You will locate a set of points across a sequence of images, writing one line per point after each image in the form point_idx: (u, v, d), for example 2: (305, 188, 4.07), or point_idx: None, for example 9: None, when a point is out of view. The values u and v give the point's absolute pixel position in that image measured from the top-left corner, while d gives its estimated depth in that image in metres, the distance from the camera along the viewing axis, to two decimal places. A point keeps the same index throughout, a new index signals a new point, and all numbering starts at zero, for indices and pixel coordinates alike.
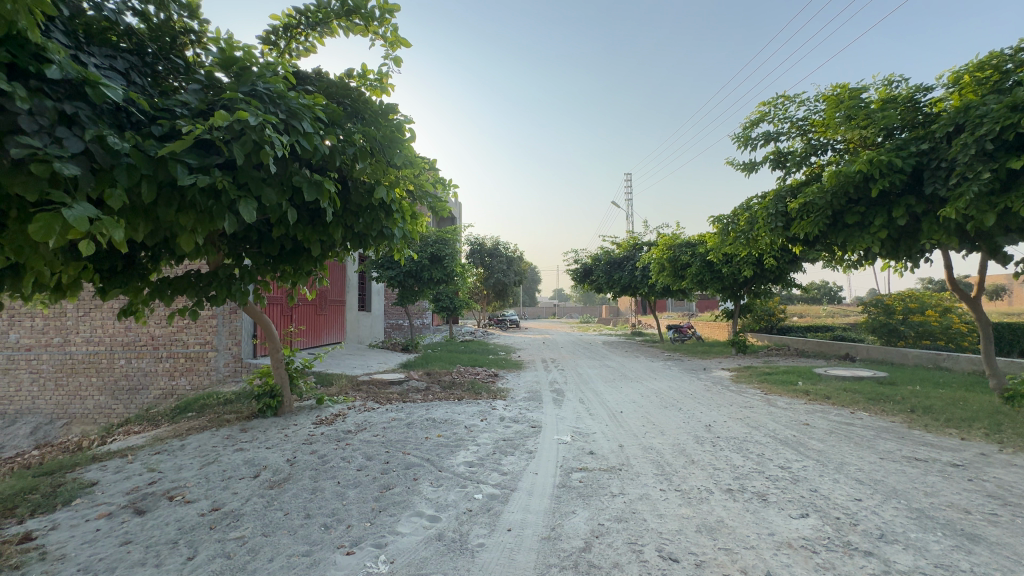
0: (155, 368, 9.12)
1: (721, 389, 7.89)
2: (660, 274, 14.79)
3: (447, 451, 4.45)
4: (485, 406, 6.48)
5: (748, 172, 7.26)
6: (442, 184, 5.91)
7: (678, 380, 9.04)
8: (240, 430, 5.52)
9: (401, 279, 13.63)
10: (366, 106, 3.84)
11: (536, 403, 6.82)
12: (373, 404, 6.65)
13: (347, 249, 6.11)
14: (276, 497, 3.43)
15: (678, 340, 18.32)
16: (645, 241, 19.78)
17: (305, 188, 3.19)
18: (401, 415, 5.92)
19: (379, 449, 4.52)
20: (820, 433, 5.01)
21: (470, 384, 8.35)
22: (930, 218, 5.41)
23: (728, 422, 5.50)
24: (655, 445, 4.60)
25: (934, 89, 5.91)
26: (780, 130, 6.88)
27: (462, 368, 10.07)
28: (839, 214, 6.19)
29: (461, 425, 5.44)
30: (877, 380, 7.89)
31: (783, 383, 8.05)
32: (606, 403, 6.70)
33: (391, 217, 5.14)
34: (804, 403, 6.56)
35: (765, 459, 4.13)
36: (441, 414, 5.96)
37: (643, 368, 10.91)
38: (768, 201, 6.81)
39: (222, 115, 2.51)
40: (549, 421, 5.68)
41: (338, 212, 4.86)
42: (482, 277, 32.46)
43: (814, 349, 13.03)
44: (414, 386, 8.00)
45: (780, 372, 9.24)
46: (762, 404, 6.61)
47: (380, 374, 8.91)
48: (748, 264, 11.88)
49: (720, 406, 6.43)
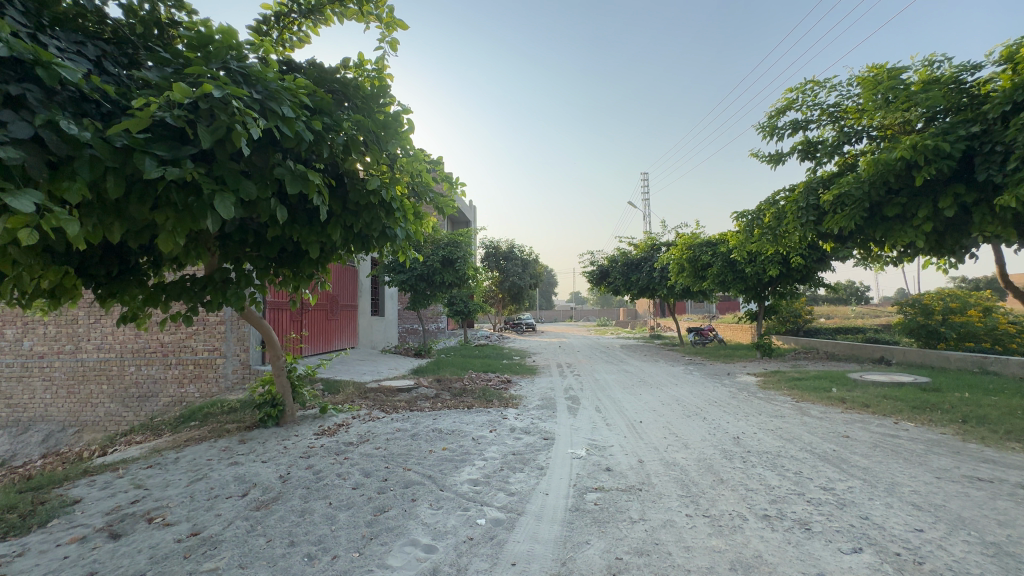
0: (164, 375, 9.03)
1: (748, 396, 7.40)
2: (680, 274, 14.28)
3: (451, 467, 4.12)
4: (495, 415, 6.15)
5: (774, 164, 6.79)
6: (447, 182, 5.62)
7: (701, 386, 8.56)
8: (238, 442, 5.28)
9: (413, 283, 13.40)
10: (357, 91, 3.52)
11: (549, 412, 6.45)
12: (379, 413, 6.37)
13: (349, 251, 5.85)
14: (261, 521, 3.14)
15: (699, 343, 17.73)
16: (664, 241, 19.20)
17: (288, 180, 2.90)
18: (406, 426, 5.62)
19: (379, 464, 4.21)
20: (863, 447, 4.53)
21: (481, 391, 8.02)
22: (982, 209, 4.90)
23: (758, 434, 5.05)
24: (678, 461, 4.18)
25: (982, 67, 5.39)
26: (810, 118, 6.40)
27: (475, 374, 9.76)
28: (877, 206, 5.69)
29: (468, 437, 5.11)
30: (919, 387, 7.30)
31: (815, 389, 7.52)
32: (624, 412, 6.29)
33: (392, 216, 4.86)
34: (840, 412, 6.05)
35: (804, 479, 3.69)
36: (448, 424, 5.64)
37: (663, 374, 10.43)
38: (797, 194, 6.33)
39: (184, 90, 2.22)
40: (563, 432, 5.31)
41: (336, 212, 4.59)
42: (497, 280, 32.20)
43: (845, 353, 12.36)
44: (423, 393, 7.71)
45: (811, 378, 8.70)
46: (794, 413, 6.12)
47: (389, 381, 8.64)
48: (773, 263, 11.30)
49: (748, 415, 5.96)
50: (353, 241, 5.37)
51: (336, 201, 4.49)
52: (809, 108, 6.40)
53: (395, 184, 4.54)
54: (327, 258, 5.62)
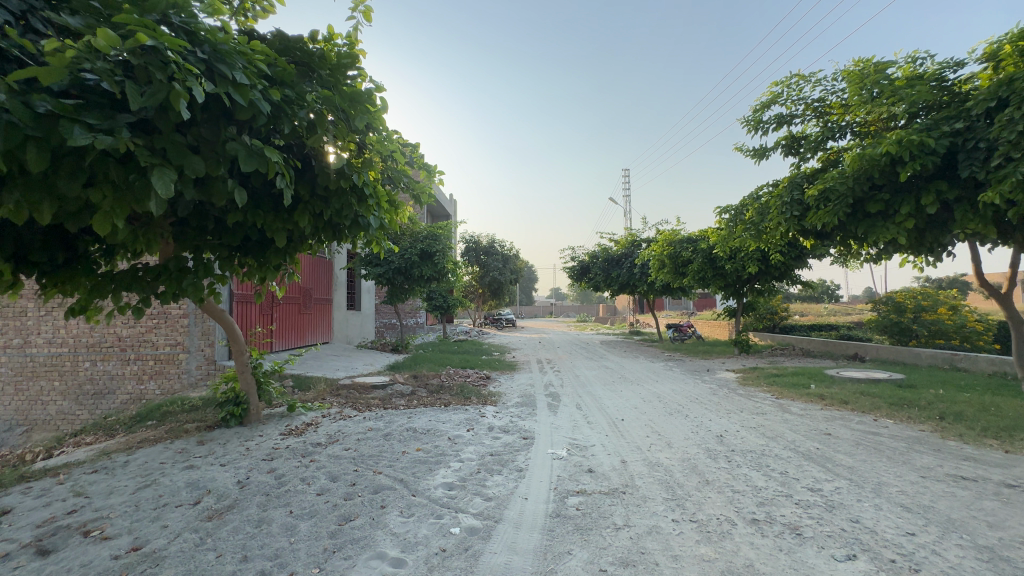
0: (122, 371, 8.52)
1: (728, 393, 7.35)
2: (660, 271, 14.26)
3: (425, 470, 3.87)
4: (473, 414, 5.92)
5: (759, 159, 6.70)
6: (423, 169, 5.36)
7: (682, 382, 8.50)
8: (196, 443, 4.93)
9: (391, 277, 13.03)
10: (323, 62, 3.12)
11: (529, 410, 6.26)
12: (351, 411, 6.08)
13: (319, 241, 5.53)
14: (212, 533, 2.85)
15: (678, 339, 17.83)
16: (644, 238, 19.21)
17: (242, 157, 2.60)
18: (379, 425, 5.34)
19: (347, 467, 3.94)
20: (846, 445, 4.47)
21: (459, 388, 7.78)
22: (964, 206, 4.89)
23: (741, 432, 4.95)
24: (662, 461, 4.04)
25: (965, 64, 5.38)
26: (794, 112, 6.33)
27: (452, 370, 9.50)
28: (861, 202, 5.64)
29: (444, 436, 4.88)
30: (895, 383, 7.36)
31: (794, 386, 7.51)
32: (605, 410, 6.14)
33: (364, 203, 4.55)
34: (821, 409, 6.02)
35: (790, 479, 3.58)
36: (423, 423, 5.38)
37: (643, 370, 10.35)
38: (782, 189, 6.25)
39: (109, 36, 1.93)
40: (543, 430, 5.12)
41: (303, 197, 4.27)
42: (477, 275, 31.90)
43: (820, 349, 12.54)
44: (398, 390, 7.42)
45: (789, 374, 8.72)
46: (775, 410, 6.07)
47: (363, 377, 8.32)
48: (753, 260, 11.33)
49: (730, 413, 5.89)
50: (323, 230, 5.05)
51: (303, 185, 4.17)
52: (794, 102, 6.33)
53: (368, 168, 4.25)
54: (295, 247, 5.29)
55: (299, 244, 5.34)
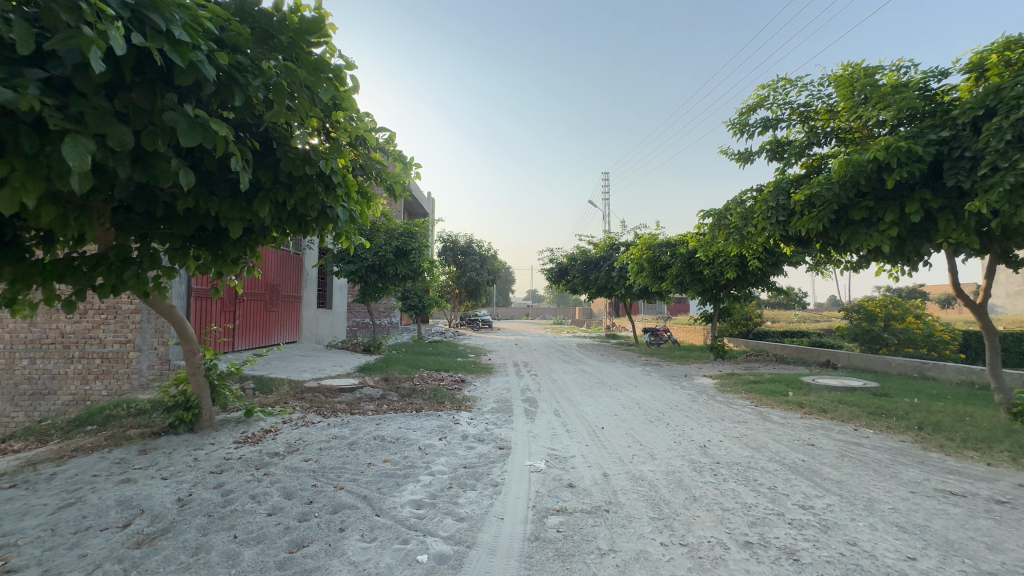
0: (65, 370, 7.85)
1: (708, 400, 7.22)
2: (639, 274, 14.21)
3: (392, 486, 3.54)
4: (446, 420, 5.60)
5: (743, 163, 6.60)
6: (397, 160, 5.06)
7: (661, 388, 8.36)
8: (138, 453, 4.45)
9: (363, 274, 12.54)
10: (286, 28, 2.62)
11: (505, 417, 5.98)
12: (315, 417, 5.67)
13: (282, 233, 5.12)
14: (138, 564, 2.46)
15: (654, 343, 17.85)
16: (623, 241, 19.17)
17: (181, 129, 2.24)
18: (344, 433, 4.96)
19: (305, 481, 3.58)
20: (831, 457, 4.34)
21: (433, 392, 7.43)
22: (948, 215, 4.85)
23: (725, 442, 4.79)
24: (646, 475, 3.81)
25: (949, 74, 5.36)
26: (780, 116, 6.25)
27: (426, 373, 9.13)
28: (845, 208, 5.59)
29: (415, 446, 4.55)
30: (870, 392, 7.38)
31: (772, 393, 7.45)
32: (585, 417, 5.91)
33: (332, 193, 4.19)
34: (801, 418, 5.93)
35: (780, 496, 3.40)
36: (392, 431, 5.04)
37: (621, 375, 10.18)
38: (767, 193, 6.15)
39: None
40: (520, 439, 4.84)
41: (265, 184, 3.89)
42: (454, 275, 31.48)
43: (793, 356, 12.68)
44: (367, 394, 7.03)
45: (766, 381, 8.68)
46: (756, 418, 5.96)
47: (330, 379, 7.88)
48: (731, 266, 11.34)
49: (712, 421, 5.73)
50: (287, 220, 4.66)
51: (264, 171, 3.79)
52: (780, 107, 6.25)
53: (336, 154, 3.92)
54: (256, 239, 4.87)
55: (260, 236, 4.92)
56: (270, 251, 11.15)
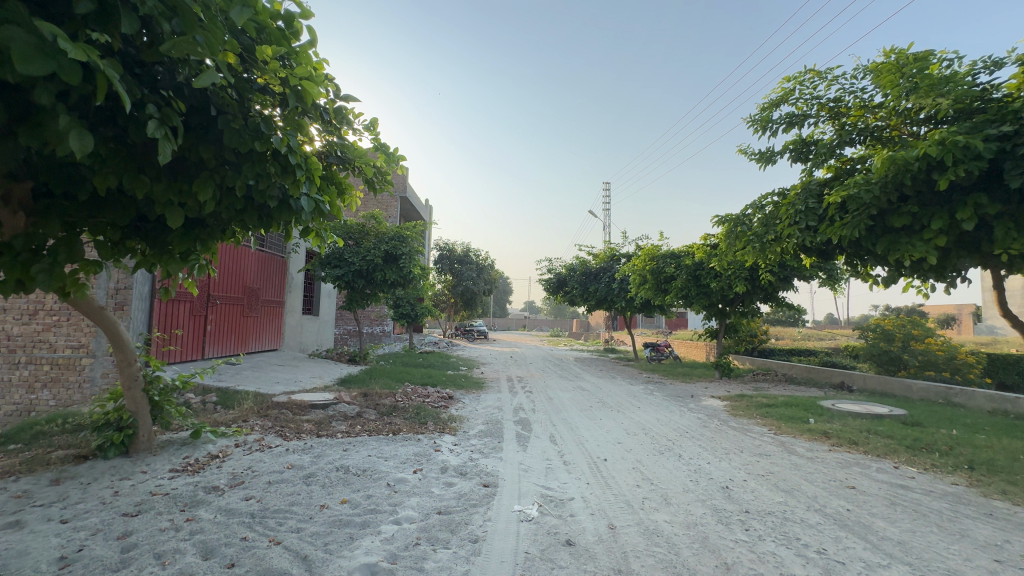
0: (9, 378, 7.08)
1: (720, 426, 6.50)
2: (641, 287, 13.54)
3: (343, 541, 2.80)
4: (426, 447, 4.85)
5: (764, 164, 5.97)
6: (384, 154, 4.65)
7: (667, 410, 7.62)
8: (49, 482, 3.70)
9: (350, 280, 11.80)
10: None
11: (494, 443, 5.24)
12: (274, 439, 4.92)
13: (239, 225, 4.42)
14: None
15: (655, 358, 17.13)
16: (624, 252, 18.51)
17: (20, 53, 1.63)
18: (302, 461, 4.22)
19: (235, 531, 2.84)
20: (880, 506, 3.62)
21: (415, 410, 6.68)
22: (1007, 222, 4.22)
23: (752, 483, 4.06)
24: (663, 528, 3.10)
25: (1004, 65, 4.73)
26: (807, 112, 5.63)
27: (410, 387, 8.38)
28: (882, 214, 4.94)
29: (384, 481, 3.81)
30: (900, 421, 6.65)
31: (791, 420, 6.71)
32: (585, 445, 5.17)
33: (289, 175, 3.52)
34: (830, 452, 5.20)
35: (834, 565, 2.68)
36: (359, 460, 4.30)
37: (622, 394, 9.41)
38: (793, 195, 5.46)
39: None
40: (509, 474, 4.11)
41: (208, 162, 3.24)
42: (450, 284, 30.83)
43: (803, 376, 11.99)
44: (340, 411, 6.26)
45: (781, 405, 7.95)
46: (779, 450, 5.24)
47: (302, 393, 7.11)
48: (740, 279, 10.68)
49: (730, 454, 5.00)
50: (243, 210, 3.99)
51: (205, 146, 3.14)
52: (807, 101, 5.64)
53: (291, 129, 3.28)
54: (208, 233, 4.19)
55: (213, 228, 4.23)
56: (249, 251, 10.48)
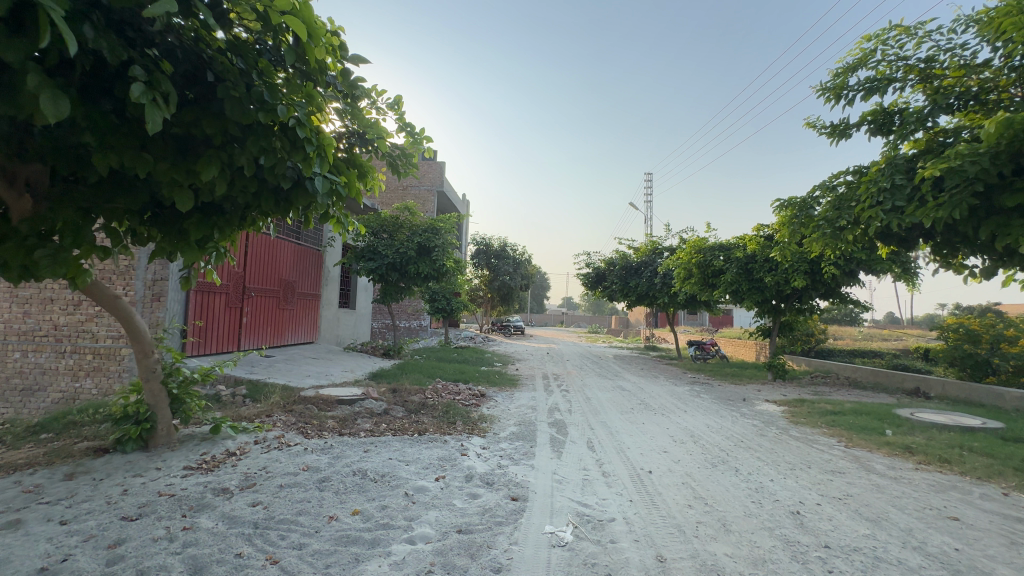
0: (56, 366, 7.27)
1: (780, 435, 5.80)
2: (686, 281, 12.75)
3: (347, 563, 2.45)
4: (451, 451, 4.48)
5: (837, 139, 5.22)
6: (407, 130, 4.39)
7: (717, 415, 6.94)
8: (61, 477, 3.58)
9: (384, 273, 11.67)
10: None
11: (526, 448, 4.80)
12: (294, 437, 4.69)
13: (255, 212, 4.16)
14: None
15: (700, 358, 16.21)
16: (667, 245, 17.61)
17: None
18: (319, 463, 3.94)
19: (232, 545, 2.55)
20: (999, 547, 2.93)
21: (444, 409, 6.34)
22: None
23: (828, 509, 3.44)
24: (723, 564, 2.58)
25: None
26: (892, 76, 4.85)
27: (441, 384, 8.08)
28: (988, 192, 4.13)
29: (402, 489, 3.46)
30: (997, 435, 5.73)
31: (865, 432, 5.91)
32: (626, 454, 4.65)
33: (298, 151, 3.20)
34: (918, 472, 4.46)
35: None
36: (379, 464, 3.97)
37: (666, 395, 8.76)
38: (875, 172, 4.67)
39: None
40: (541, 486, 3.67)
41: (214, 138, 2.99)
42: (486, 279, 30.62)
43: (869, 380, 10.89)
44: (366, 408, 6.00)
45: (850, 412, 7.10)
46: (855, 468, 4.53)
47: (330, 388, 6.92)
48: (799, 273, 9.75)
49: (798, 470, 4.34)
50: (259, 194, 3.74)
51: (208, 120, 2.89)
52: (890, 64, 4.88)
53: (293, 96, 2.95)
54: (226, 220, 3.97)
55: (231, 216, 4.02)
56: (284, 243, 10.49)
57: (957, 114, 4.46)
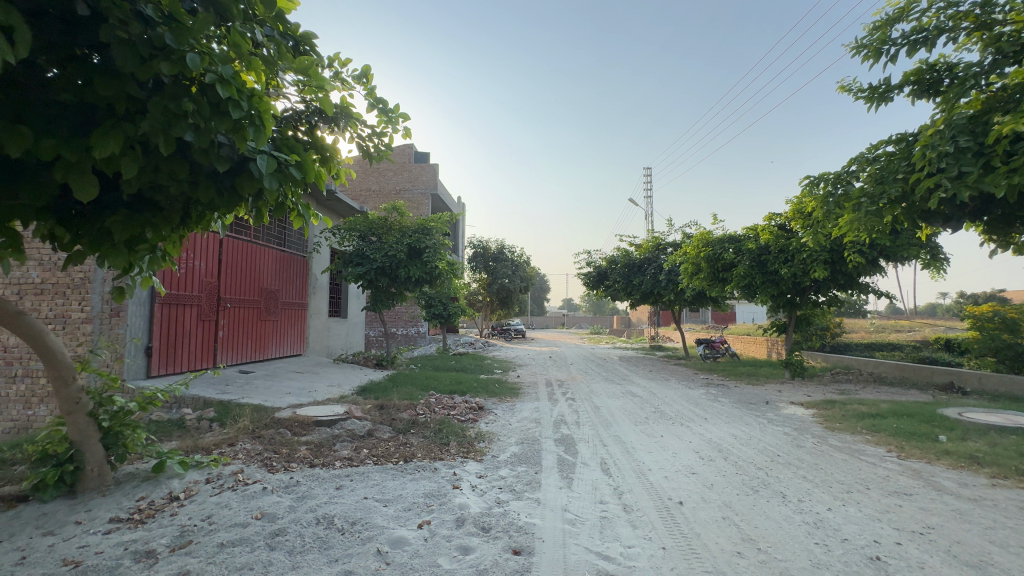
0: (6, 393, 6.54)
1: (819, 445, 5.08)
2: (694, 277, 12.06)
3: None
4: (440, 484, 3.76)
5: (875, 104, 4.55)
6: (386, 116, 3.95)
7: (743, 423, 6.23)
8: None
9: (373, 278, 10.97)
10: None
11: (529, 474, 4.09)
12: (255, 471, 3.97)
13: (195, 206, 3.45)
14: None
15: (710, 357, 15.50)
16: (670, 241, 16.95)
17: None
18: (277, 509, 3.23)
19: None
20: None
21: (437, 427, 5.62)
22: None
23: (918, 553, 2.70)
24: None
25: None
26: (941, 24, 4.17)
27: (435, 397, 7.35)
28: None
29: (373, 545, 2.73)
30: None
31: (916, 438, 5.17)
32: (650, 480, 3.91)
33: (225, 117, 2.47)
34: (997, 490, 3.75)
35: None
36: (350, 507, 3.24)
37: (680, 400, 8.02)
38: (930, 134, 3.95)
39: None
40: (550, 530, 2.95)
41: (115, 105, 2.32)
42: (485, 282, 29.96)
43: (895, 376, 10.19)
44: (347, 430, 5.27)
45: (889, 415, 6.38)
46: (922, 487, 3.82)
47: (310, 407, 6.20)
48: (819, 263, 9.08)
49: (858, 493, 3.62)
50: (196, 183, 3.04)
51: (103, 81, 2.24)
52: (938, 12, 4.20)
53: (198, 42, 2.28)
54: (163, 218, 3.26)
55: (171, 214, 3.31)
56: (265, 250, 9.80)
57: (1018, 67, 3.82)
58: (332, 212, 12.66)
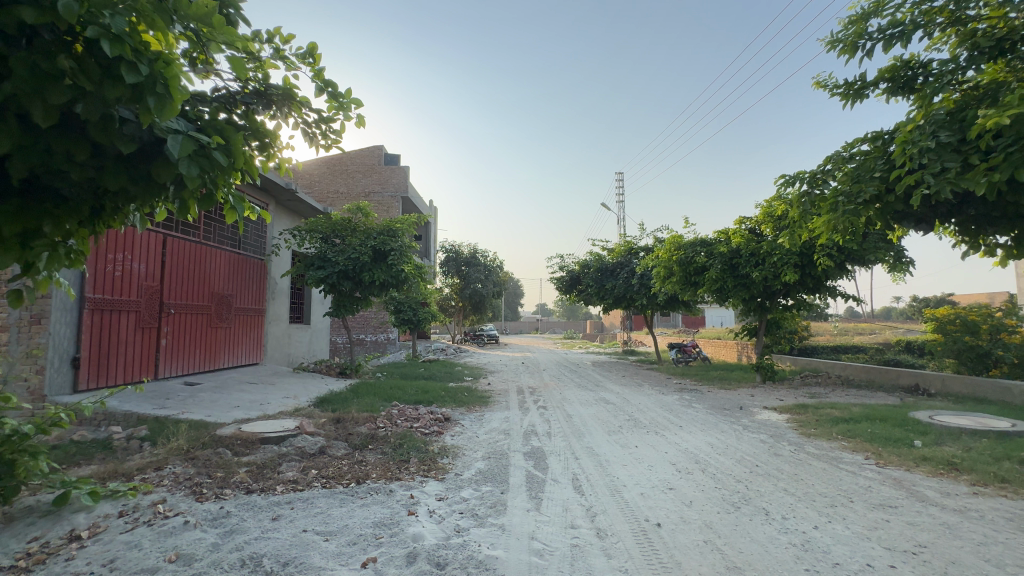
0: None
1: (797, 454, 4.89)
2: (667, 280, 11.96)
3: None
4: (393, 510, 3.35)
5: (851, 101, 4.42)
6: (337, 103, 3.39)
7: (718, 430, 6.03)
8: None
9: (335, 282, 10.42)
10: None
11: (495, 495, 3.71)
12: (180, 500, 3.47)
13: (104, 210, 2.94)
14: None
15: (683, 361, 15.48)
16: (643, 245, 16.91)
17: None
18: (197, 548, 2.76)
19: None
20: None
21: (397, 442, 5.18)
22: None
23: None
24: None
25: None
26: (917, 19, 4.06)
27: (398, 408, 6.89)
28: None
29: None
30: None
31: (891, 444, 5.06)
32: (625, 498, 3.59)
33: (120, 84, 2.03)
34: (980, 499, 3.60)
35: None
36: (284, 543, 2.80)
37: (654, 407, 7.80)
38: (908, 130, 3.82)
39: None
40: (513, 565, 2.59)
41: None
42: (457, 287, 29.43)
43: (862, 378, 10.29)
44: (296, 447, 4.79)
45: (863, 419, 6.30)
46: (905, 498, 3.64)
47: (258, 422, 5.67)
48: (789, 266, 9.09)
49: (842, 507, 3.41)
50: (105, 169, 2.40)
51: None
52: (913, 7, 4.10)
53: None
54: (67, 210, 2.53)
55: (78, 206, 2.57)
56: (216, 252, 9.14)
57: (993, 65, 3.75)
58: (291, 213, 12.10)
